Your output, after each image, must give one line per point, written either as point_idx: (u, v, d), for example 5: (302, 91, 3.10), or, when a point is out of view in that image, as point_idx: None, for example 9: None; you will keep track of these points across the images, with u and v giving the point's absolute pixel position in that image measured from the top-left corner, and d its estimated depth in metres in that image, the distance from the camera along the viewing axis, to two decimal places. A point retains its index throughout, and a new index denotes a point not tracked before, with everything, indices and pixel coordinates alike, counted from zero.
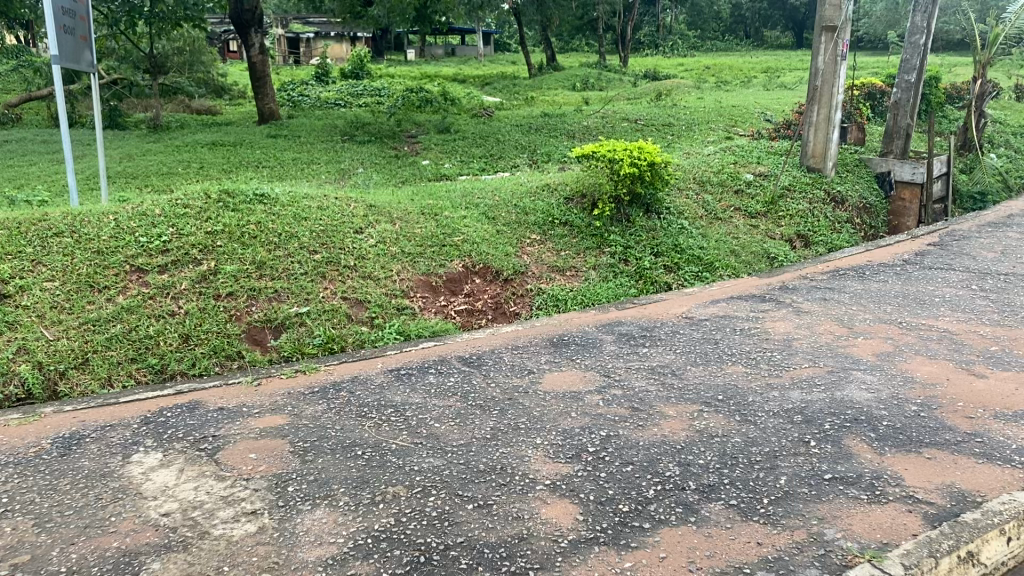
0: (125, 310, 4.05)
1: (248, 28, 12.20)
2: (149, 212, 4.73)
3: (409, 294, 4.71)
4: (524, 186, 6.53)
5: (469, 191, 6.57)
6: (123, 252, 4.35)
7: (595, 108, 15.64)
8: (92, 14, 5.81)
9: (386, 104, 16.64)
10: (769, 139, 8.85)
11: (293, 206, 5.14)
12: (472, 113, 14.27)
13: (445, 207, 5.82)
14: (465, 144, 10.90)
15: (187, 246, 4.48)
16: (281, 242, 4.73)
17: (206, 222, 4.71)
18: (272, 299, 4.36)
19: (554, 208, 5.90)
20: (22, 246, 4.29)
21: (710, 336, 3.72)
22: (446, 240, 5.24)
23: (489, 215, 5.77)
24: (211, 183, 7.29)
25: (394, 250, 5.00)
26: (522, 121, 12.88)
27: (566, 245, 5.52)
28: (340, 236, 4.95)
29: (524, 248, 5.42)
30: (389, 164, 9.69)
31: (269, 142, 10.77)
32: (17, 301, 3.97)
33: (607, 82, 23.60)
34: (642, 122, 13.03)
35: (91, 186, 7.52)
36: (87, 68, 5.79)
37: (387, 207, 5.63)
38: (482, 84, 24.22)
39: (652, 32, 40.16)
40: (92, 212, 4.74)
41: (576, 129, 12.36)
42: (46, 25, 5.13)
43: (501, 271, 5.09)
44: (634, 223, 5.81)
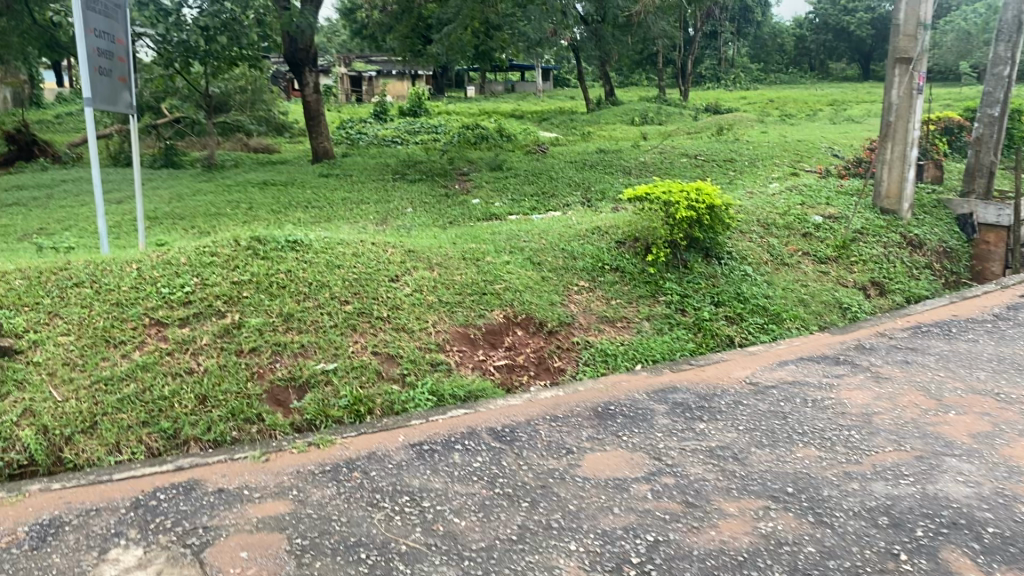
0: (140, 368, 3.80)
1: (301, 68, 12.35)
2: (175, 260, 4.50)
3: (445, 348, 4.38)
4: (572, 228, 6.17)
5: (514, 234, 6.23)
6: (144, 304, 4.12)
7: (654, 143, 15.25)
8: (132, 55, 5.73)
9: (441, 141, 16.54)
10: (839, 177, 8.36)
11: (326, 252, 4.86)
12: (528, 150, 14.02)
13: (488, 252, 5.49)
14: (518, 182, 10.62)
15: (211, 297, 4.23)
16: (311, 291, 4.44)
17: (233, 271, 4.46)
18: (298, 355, 4.06)
19: (604, 252, 5.52)
20: (40, 297, 4.11)
21: (777, 408, 3.28)
22: (487, 288, 4.91)
23: (534, 259, 5.41)
24: (255, 226, 7.14)
25: (431, 299, 4.68)
26: (578, 158, 12.56)
27: (618, 293, 5.13)
28: (374, 285, 4.65)
29: (571, 296, 5.04)
30: (439, 203, 9.45)
31: (321, 181, 10.66)
32: (29, 357, 3.76)
33: (667, 117, 23.22)
34: (702, 158, 12.59)
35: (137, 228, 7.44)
36: (124, 109, 5.69)
37: (426, 252, 5.32)
38: (540, 120, 24.10)
39: (714, 65, 39.70)
40: (117, 261, 4.54)
41: (633, 165, 11.99)
42: (79, 66, 5.01)
43: (546, 322, 4.72)
44: (692, 269, 5.39)
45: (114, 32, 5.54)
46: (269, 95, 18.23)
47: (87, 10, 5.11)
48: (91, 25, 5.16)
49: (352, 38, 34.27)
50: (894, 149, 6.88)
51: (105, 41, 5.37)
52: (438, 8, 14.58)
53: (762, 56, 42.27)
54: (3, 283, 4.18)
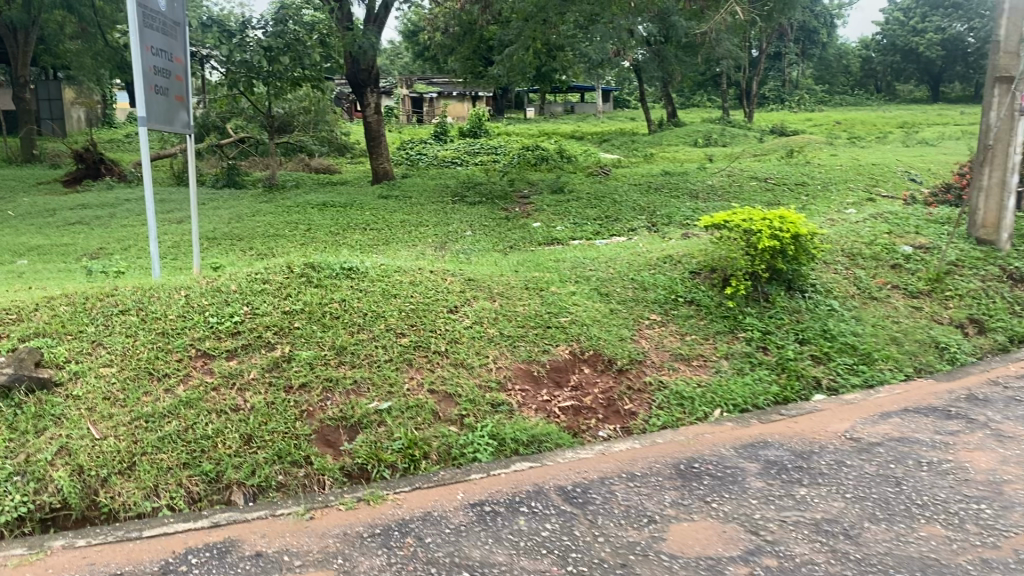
0: (183, 404, 3.55)
1: (363, 88, 12.27)
2: (224, 288, 4.28)
3: (506, 387, 4.05)
4: (641, 256, 5.82)
5: (579, 261, 5.91)
6: (190, 334, 3.90)
7: (720, 165, 14.76)
8: (187, 74, 5.61)
9: (501, 162, 16.34)
10: (926, 204, 7.84)
11: (383, 281, 4.59)
12: (590, 172, 13.70)
13: (552, 281, 5.17)
14: (580, 205, 10.29)
15: (261, 328, 3.98)
16: (366, 322, 4.17)
17: (285, 299, 4.21)
18: (351, 392, 3.77)
19: (677, 283, 5.16)
20: (84, 324, 3.91)
21: (887, 471, 2.88)
22: (552, 320, 4.58)
23: (602, 289, 5.07)
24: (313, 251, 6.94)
25: (493, 333, 4.37)
26: (641, 181, 12.19)
27: (693, 328, 4.76)
28: (432, 316, 4.35)
29: (643, 331, 4.69)
30: (499, 226, 9.16)
31: (379, 203, 10.47)
32: (69, 390, 3.55)
33: (731, 138, 22.69)
34: (772, 181, 12.11)
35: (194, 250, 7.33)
36: (180, 129, 5.55)
37: (486, 280, 5.03)
38: (600, 141, 23.80)
39: (778, 87, 38.96)
40: (166, 287, 4.34)
41: (699, 188, 11.57)
42: (135, 81, 4.84)
43: (615, 359, 4.36)
44: (773, 303, 4.98)
45: (171, 49, 5.40)
46: (331, 115, 18.27)
47: (144, 27, 4.97)
48: (149, 43, 5.02)
49: (414, 59, 34.51)
50: (992, 175, 6.33)
51: (162, 59, 5.23)
52: (500, 28, 14.41)
53: (828, 78, 41.37)
54: (48, 310, 4.00)
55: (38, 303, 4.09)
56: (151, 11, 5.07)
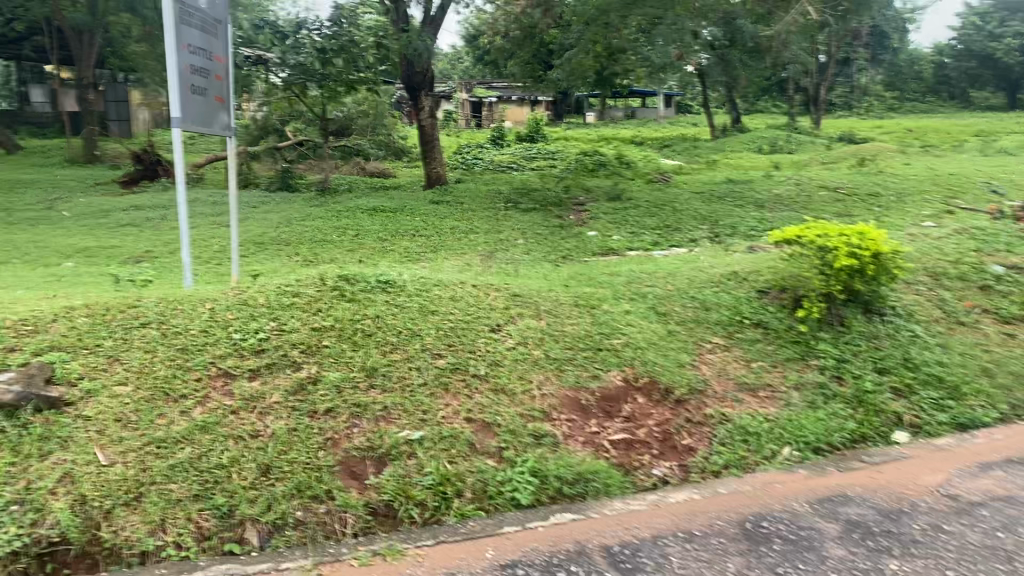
0: (199, 429, 3.27)
1: (417, 91, 11.92)
2: (251, 301, 4.00)
3: (551, 416, 3.68)
4: (704, 271, 5.40)
5: (636, 276, 5.51)
6: (212, 351, 3.63)
7: (787, 173, 14.15)
8: (225, 72, 5.40)
9: (558, 168, 15.98)
10: (1015, 218, 7.23)
11: (421, 295, 4.27)
12: (649, 179, 13.24)
13: (606, 297, 4.80)
14: (638, 213, 9.86)
15: (287, 345, 3.68)
16: (401, 340, 3.85)
17: (315, 314, 3.91)
18: (380, 419, 3.45)
19: (743, 304, 4.74)
20: (101, 338, 3.67)
21: (996, 543, 2.52)
22: (603, 342, 4.21)
23: (658, 307, 4.69)
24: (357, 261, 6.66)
25: (539, 355, 4.01)
26: (703, 189, 11.70)
27: (760, 356, 4.34)
28: (472, 336, 4.02)
29: (703, 355, 4.29)
30: (553, 235, 8.81)
31: (431, 209, 10.19)
32: (78, 410, 3.30)
33: (797, 146, 21.95)
34: (843, 191, 11.50)
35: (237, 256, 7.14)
36: (219, 131, 5.33)
37: (535, 296, 4.67)
38: (661, 147, 23.28)
39: (846, 94, 37.80)
40: (192, 298, 4.09)
41: (765, 197, 11.03)
42: (169, 81, 4.62)
43: (673, 389, 3.97)
44: (850, 327, 4.52)
45: (210, 48, 5.18)
46: (389, 118, 18.14)
47: (181, 23, 4.75)
48: (186, 40, 4.80)
49: (474, 63, 34.38)
50: None
51: (200, 57, 5.00)
52: (559, 31, 14.07)
53: (899, 84, 40.01)
54: (66, 321, 3.78)
55: (57, 313, 3.88)
56: (189, 7, 4.85)
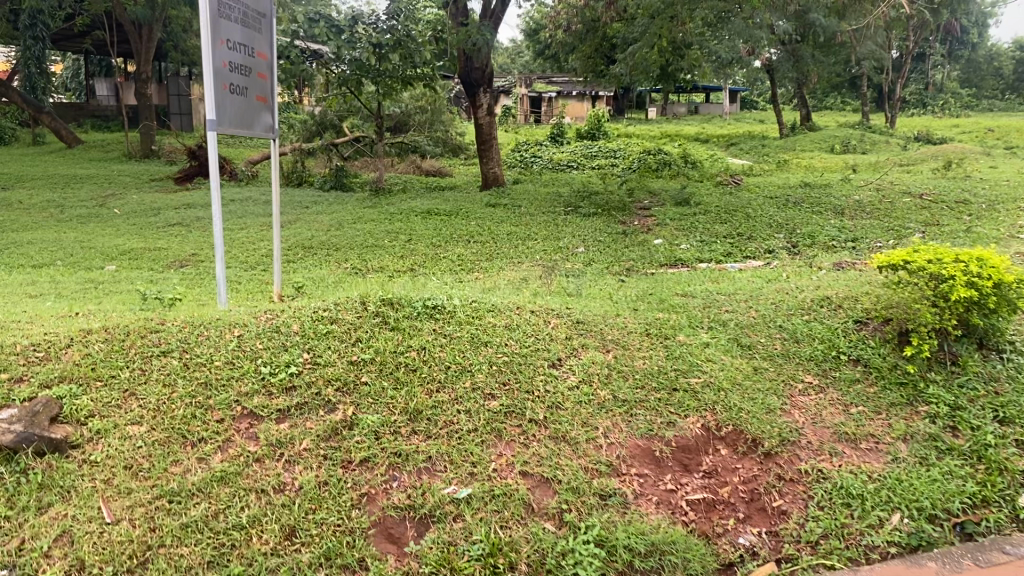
0: (217, 480, 2.85)
1: (475, 88, 11.59)
2: (285, 327, 3.58)
3: (620, 471, 3.18)
4: (790, 295, 4.82)
5: (710, 297, 4.97)
6: (236, 387, 3.21)
7: (864, 176, 13.37)
8: (268, 69, 5.03)
9: (620, 168, 15.42)
10: None
11: (474, 321, 3.79)
12: (717, 181, 12.60)
13: (681, 324, 4.28)
14: (707, 220, 9.27)
15: (321, 382, 3.25)
16: (449, 377, 3.38)
17: (355, 344, 3.47)
18: (423, 472, 2.98)
19: (837, 336, 4.17)
20: (117, 368, 3.30)
21: None
22: (679, 381, 3.69)
23: (740, 338, 4.15)
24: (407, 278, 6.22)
25: (606, 396, 3.52)
26: (776, 193, 11.03)
27: (859, 401, 3.77)
28: (529, 372, 3.53)
29: (793, 398, 3.77)
30: (616, 242, 8.30)
31: (488, 212, 9.76)
32: (85, 455, 2.92)
33: (871, 145, 20.97)
34: (928, 198, 10.72)
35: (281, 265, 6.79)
36: (262, 133, 4.96)
37: (600, 322, 4.16)
38: (727, 146, 22.49)
39: (920, 90, 36.32)
40: (220, 320, 3.69)
41: (844, 203, 10.33)
42: (205, 84, 4.26)
43: (761, 441, 3.43)
44: (965, 368, 3.90)
45: (252, 44, 4.80)
46: (447, 114, 17.78)
47: (219, 17, 4.37)
48: (224, 35, 4.43)
49: (535, 57, 33.90)
50: None
51: (240, 54, 4.63)
52: (624, 25, 13.51)
53: (976, 80, 38.31)
54: (81, 347, 3.42)
55: (73, 337, 3.52)
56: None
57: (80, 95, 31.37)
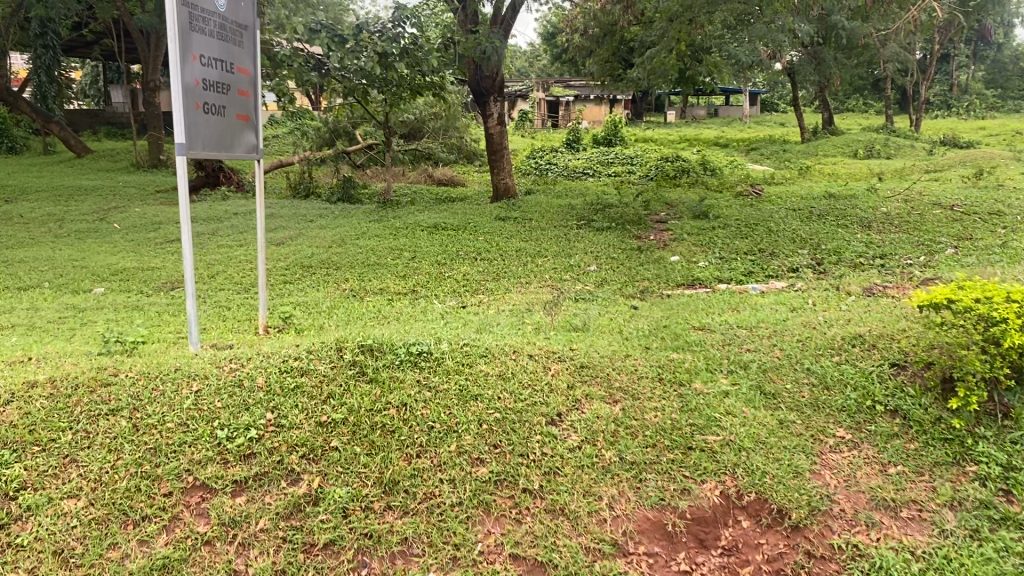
0: (158, 568, 2.42)
1: (485, 97, 11.24)
2: (249, 378, 3.18)
3: (626, 550, 2.71)
4: (819, 330, 4.38)
5: (731, 330, 4.54)
6: (188, 454, 2.82)
7: (891, 184, 12.85)
8: (248, 86, 4.65)
9: (637, 176, 15.00)
10: None
11: (464, 369, 3.37)
12: (738, 190, 12.13)
13: (698, 367, 3.85)
14: (726, 234, 8.82)
15: (284, 448, 2.85)
16: (432, 440, 2.96)
17: (326, 400, 3.06)
18: (397, 557, 2.54)
19: (873, 383, 3.73)
20: (58, 431, 2.91)
21: None
22: (694, 439, 3.26)
23: (764, 385, 3.73)
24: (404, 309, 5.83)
25: (612, 458, 3.08)
26: (799, 204, 10.57)
27: (899, 461, 3.32)
28: (524, 430, 3.10)
29: (824, 457, 3.32)
30: (630, 259, 7.87)
31: (497, 226, 9.35)
32: (10, 537, 2.51)
33: (896, 150, 20.43)
34: (960, 209, 10.22)
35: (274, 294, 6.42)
36: (242, 155, 4.58)
37: (607, 365, 3.74)
38: (747, 150, 22.01)
39: (944, 92, 35.62)
40: (181, 369, 3.30)
41: (871, 215, 9.85)
42: (175, 102, 3.88)
43: (789, 510, 2.98)
44: (1019, 421, 3.41)
45: (230, 59, 4.44)
46: (461, 121, 17.43)
47: (191, 30, 4.01)
48: (197, 50, 4.06)
49: (553, 61, 33.50)
50: None
51: (216, 70, 4.26)
52: (641, 30, 13.09)
53: (1002, 80, 37.53)
54: (20, 405, 3.03)
55: (14, 391, 3.14)
56: (202, 12, 4.11)
57: (97, 100, 31.32)
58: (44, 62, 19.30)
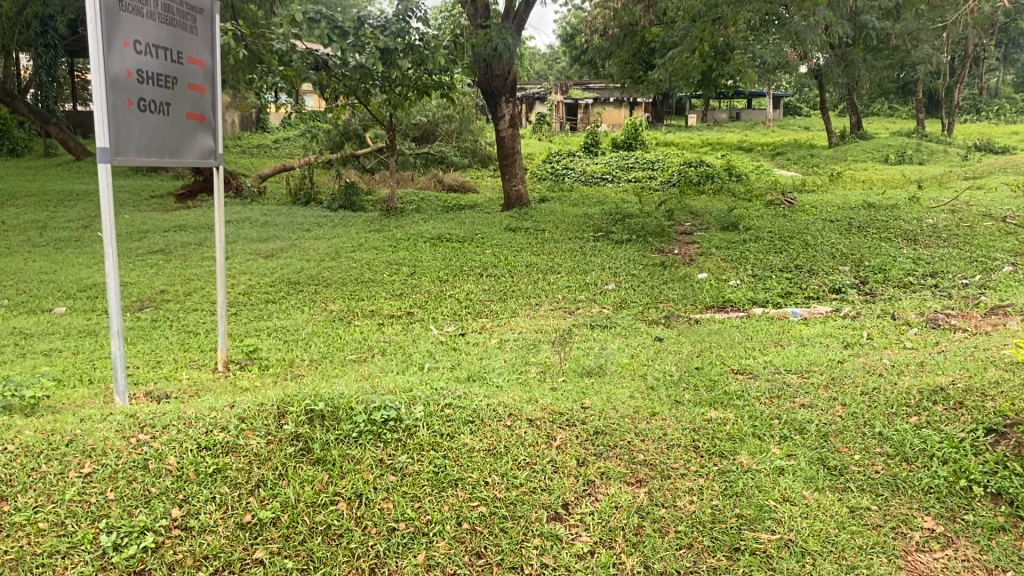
0: None
1: (497, 98, 10.52)
2: (158, 455, 2.40)
3: None
4: (888, 379, 3.57)
5: (779, 375, 3.75)
6: (58, 571, 2.02)
7: (933, 193, 11.99)
8: (202, 79, 3.92)
9: (658, 182, 14.23)
10: None
11: (442, 442, 2.60)
12: (768, 198, 11.31)
13: (743, 433, 3.05)
14: (759, 248, 8.01)
15: (189, 563, 2.08)
16: (392, 549, 2.19)
17: (253, 494, 2.30)
18: None
19: (966, 455, 2.90)
20: None
21: None
22: (743, 538, 2.46)
23: (828, 458, 2.94)
24: (397, 340, 5.08)
25: (636, 569, 2.27)
26: (837, 215, 9.74)
27: (1011, 566, 2.43)
28: (513, 531, 2.32)
29: (910, 560, 2.47)
30: (653, 276, 7.09)
31: (505, 238, 8.59)
32: None
33: (930, 155, 19.49)
34: (1013, 220, 9.35)
35: (248, 322, 5.67)
36: (193, 163, 3.86)
37: (628, 430, 2.95)
38: (773, 156, 21.14)
39: (974, 95, 34.48)
40: (75, 440, 2.52)
41: (916, 227, 9.01)
42: (98, 99, 3.17)
43: None
44: None
45: (178, 47, 3.71)
46: (475, 124, 16.68)
47: (121, 10, 3.28)
48: (129, 35, 3.34)
49: (572, 63, 32.73)
50: None
51: (157, 59, 3.54)
52: (662, 30, 12.31)
53: None
54: None
55: None
56: None
57: None
58: (46, 62, 18.78)
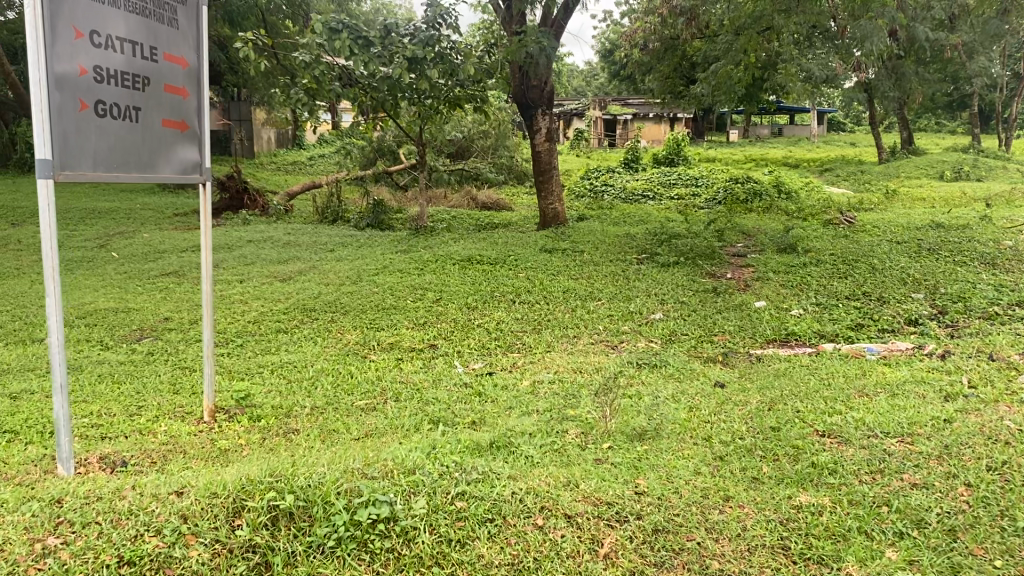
0: None
1: (532, 110, 9.89)
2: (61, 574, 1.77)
3: None
4: (1019, 451, 2.83)
5: (877, 441, 3.04)
6: None
7: (1003, 211, 11.08)
8: (181, 82, 3.32)
9: (703, 199, 13.49)
10: None
11: (449, 555, 1.96)
12: (824, 217, 10.53)
13: (845, 527, 2.36)
14: (819, 273, 7.26)
15: None
16: None
17: None
18: None
19: None
20: None
21: None
22: None
23: (961, 565, 2.18)
24: (415, 379, 4.44)
25: None
26: (902, 235, 8.92)
27: None
28: None
29: None
30: (703, 304, 6.39)
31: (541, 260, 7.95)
32: None
33: (991, 172, 18.44)
34: None
35: (253, 357, 5.09)
36: (170, 179, 3.26)
37: (696, 526, 2.27)
38: (823, 173, 20.22)
39: None
40: None
41: (993, 249, 8.17)
42: (38, 101, 2.58)
43: None
44: None
45: (152, 42, 3.12)
46: (511, 139, 16.07)
47: None
48: (82, 24, 2.75)
49: (610, 79, 32.08)
50: None
51: (122, 54, 2.95)
52: (705, 41, 11.63)
53: None
54: None
55: None
56: None
57: None
58: None
